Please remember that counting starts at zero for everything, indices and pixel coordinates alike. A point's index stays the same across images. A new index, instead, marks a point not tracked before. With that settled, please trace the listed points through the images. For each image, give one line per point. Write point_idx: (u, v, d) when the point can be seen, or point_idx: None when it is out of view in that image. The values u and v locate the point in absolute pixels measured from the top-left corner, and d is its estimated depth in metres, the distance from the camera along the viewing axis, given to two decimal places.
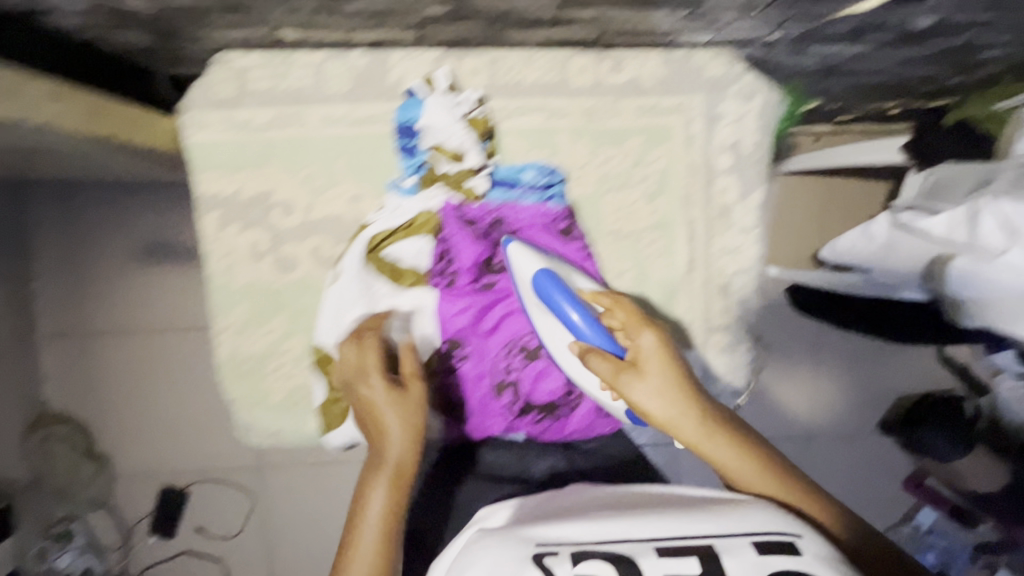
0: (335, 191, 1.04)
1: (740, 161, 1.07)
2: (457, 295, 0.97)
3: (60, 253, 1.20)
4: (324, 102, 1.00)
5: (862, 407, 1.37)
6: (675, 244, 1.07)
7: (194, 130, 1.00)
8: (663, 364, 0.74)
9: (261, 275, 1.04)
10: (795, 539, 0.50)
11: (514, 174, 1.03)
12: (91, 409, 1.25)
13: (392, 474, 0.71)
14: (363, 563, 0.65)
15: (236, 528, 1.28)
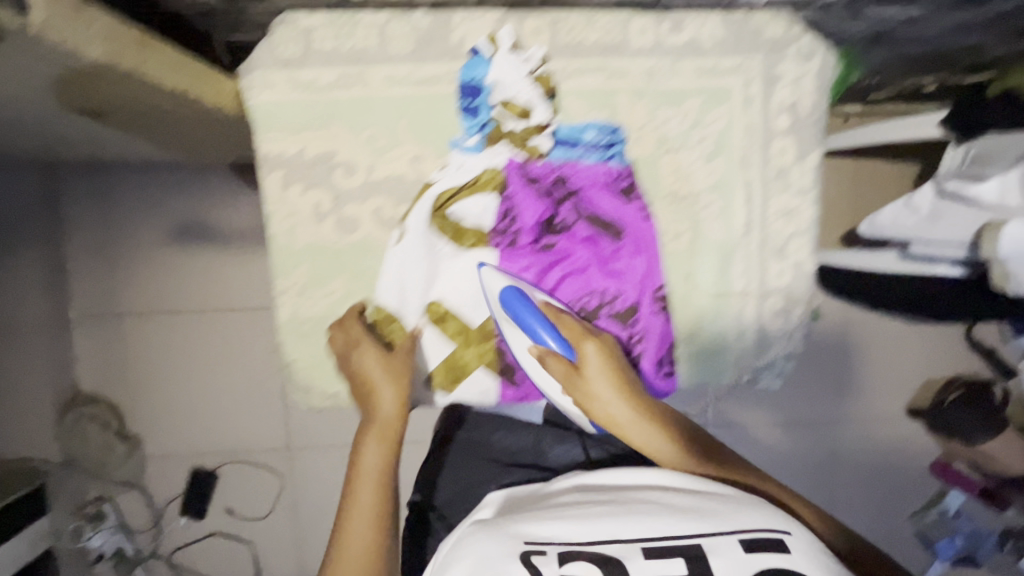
0: (400, 154, 0.81)
1: (800, 121, 0.83)
2: (516, 258, 0.82)
3: (93, 234, 1.20)
4: (387, 60, 0.77)
5: (887, 391, 1.37)
6: (732, 211, 0.85)
7: (261, 90, 0.76)
8: (606, 369, 0.70)
9: (325, 241, 0.82)
10: (784, 536, 0.45)
11: (579, 130, 0.82)
12: (122, 391, 1.25)
13: (381, 437, 0.69)
14: (360, 522, 0.61)
15: (265, 511, 1.28)
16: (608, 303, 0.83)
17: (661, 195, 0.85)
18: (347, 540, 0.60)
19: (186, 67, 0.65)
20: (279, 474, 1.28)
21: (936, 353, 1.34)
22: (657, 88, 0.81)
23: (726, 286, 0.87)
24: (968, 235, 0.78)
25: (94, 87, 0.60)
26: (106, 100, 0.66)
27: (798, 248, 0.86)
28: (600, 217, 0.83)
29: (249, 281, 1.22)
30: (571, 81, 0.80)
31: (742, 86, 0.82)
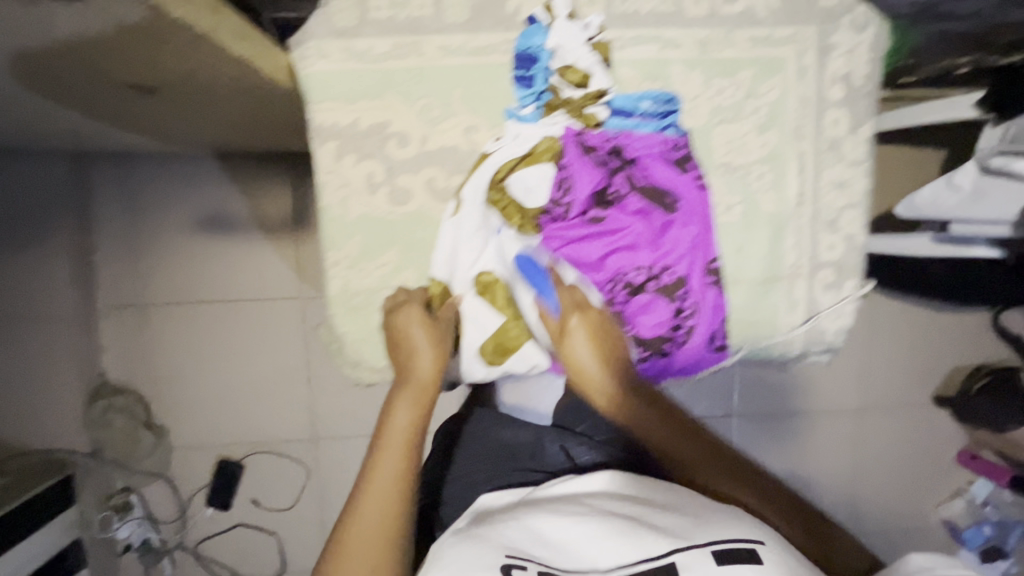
0: (452, 125, 0.79)
1: (854, 93, 0.81)
2: (564, 228, 0.75)
3: (119, 223, 1.20)
4: (440, 30, 0.77)
5: (921, 380, 1.33)
6: (786, 178, 0.81)
7: (316, 60, 0.75)
8: (593, 337, 0.71)
9: (374, 214, 0.80)
10: (756, 546, 0.47)
11: (635, 99, 0.78)
12: (146, 381, 1.24)
13: (415, 399, 0.66)
14: (373, 488, 0.56)
15: (290, 501, 1.28)
16: (655, 277, 0.75)
17: (713, 166, 0.81)
18: (367, 496, 0.56)
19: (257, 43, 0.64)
20: (304, 463, 1.27)
21: (968, 342, 1.30)
22: (709, 60, 0.79)
23: (777, 263, 0.83)
24: (1013, 215, 0.75)
25: (156, 63, 0.54)
26: (150, 78, 0.58)
27: (848, 222, 0.83)
28: (655, 187, 0.76)
29: (279, 270, 1.22)
30: (626, 50, 0.79)
31: (794, 58, 0.79)
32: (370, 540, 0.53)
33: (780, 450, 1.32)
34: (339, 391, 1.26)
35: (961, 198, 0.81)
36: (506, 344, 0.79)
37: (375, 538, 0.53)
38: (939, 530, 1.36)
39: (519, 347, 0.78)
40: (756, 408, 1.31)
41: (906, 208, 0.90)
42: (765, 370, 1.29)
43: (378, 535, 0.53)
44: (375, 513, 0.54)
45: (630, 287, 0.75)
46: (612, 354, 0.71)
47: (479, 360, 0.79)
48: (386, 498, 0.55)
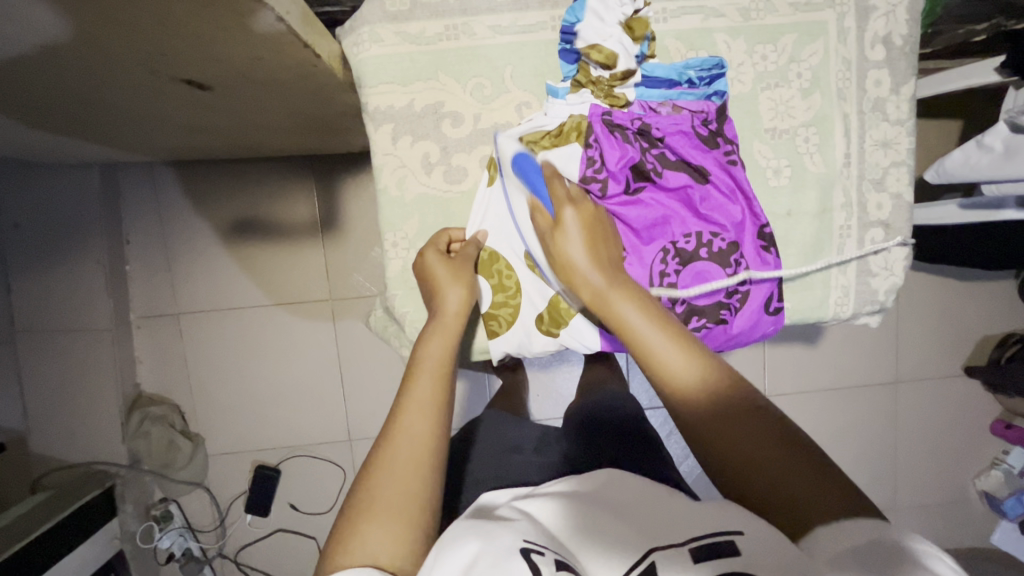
0: (504, 103, 0.74)
1: (906, 47, 0.73)
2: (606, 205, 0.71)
3: (152, 235, 1.22)
4: (489, 9, 0.72)
5: (952, 350, 1.32)
6: (834, 145, 0.74)
7: (370, 46, 0.70)
8: (586, 233, 0.64)
9: (432, 194, 0.75)
10: (734, 536, 0.41)
11: (681, 67, 0.71)
12: (182, 389, 1.25)
13: (445, 336, 0.61)
14: (407, 435, 0.51)
15: (328, 505, 1.28)
16: (706, 243, 0.71)
17: (761, 134, 0.74)
18: (395, 437, 0.51)
19: (325, 39, 0.64)
20: (340, 465, 1.27)
21: (993, 311, 1.31)
22: (754, 27, 0.73)
23: (824, 223, 0.75)
24: None
25: (219, 43, 0.54)
26: (209, 62, 0.58)
27: (895, 181, 0.75)
28: (690, 163, 0.72)
29: (308, 273, 1.23)
30: (669, 22, 0.72)
31: (836, 18, 0.72)
32: (406, 480, 0.48)
33: (811, 429, 1.32)
34: (372, 391, 1.26)
35: (994, 158, 0.79)
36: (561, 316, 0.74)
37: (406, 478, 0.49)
38: (977, 501, 1.36)
39: (571, 320, 0.73)
40: (786, 387, 1.31)
41: (935, 172, 0.90)
42: (795, 347, 1.30)
43: (410, 474, 0.49)
44: (407, 454, 0.50)
45: (679, 252, 0.71)
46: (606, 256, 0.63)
47: (536, 333, 0.76)
48: (420, 441, 0.51)
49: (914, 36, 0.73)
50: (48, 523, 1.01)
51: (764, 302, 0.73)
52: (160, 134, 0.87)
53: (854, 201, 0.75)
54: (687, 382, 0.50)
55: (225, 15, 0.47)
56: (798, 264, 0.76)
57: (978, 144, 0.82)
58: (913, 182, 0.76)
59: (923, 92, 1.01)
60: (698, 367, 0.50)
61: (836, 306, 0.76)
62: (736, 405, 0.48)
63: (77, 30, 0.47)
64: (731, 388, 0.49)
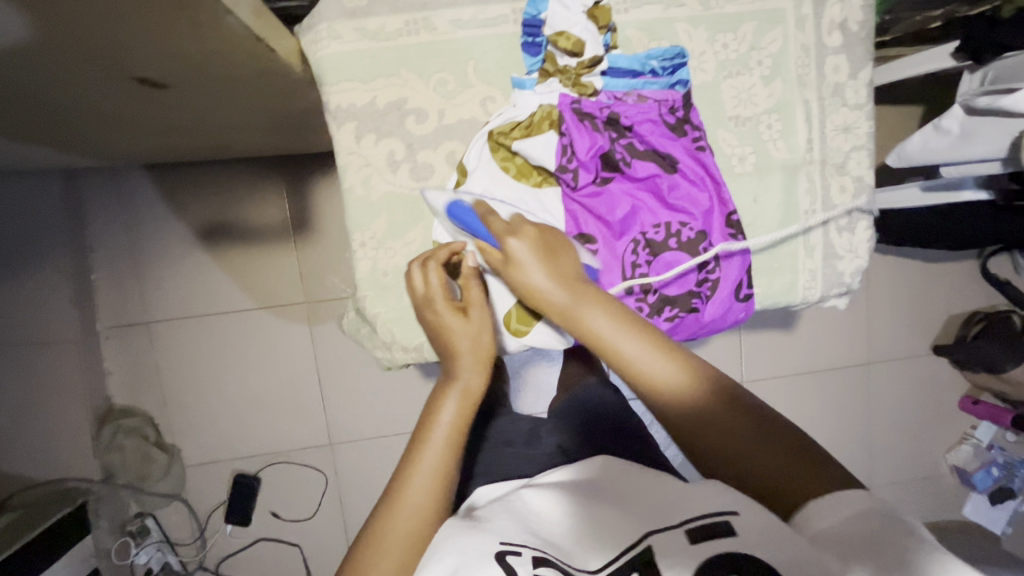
0: (469, 97, 0.74)
1: (862, 35, 0.74)
2: (579, 197, 0.72)
3: (117, 242, 1.19)
4: (450, 4, 0.71)
5: (921, 329, 1.36)
6: (795, 132, 0.75)
7: (329, 42, 0.69)
8: (541, 258, 0.56)
9: (399, 192, 0.74)
10: (730, 517, 0.43)
11: (643, 57, 0.72)
12: (154, 400, 1.22)
13: (461, 401, 0.57)
14: (409, 516, 0.50)
15: (311, 511, 1.26)
16: (675, 233, 0.71)
17: (725, 122, 0.75)
18: (397, 514, 0.50)
19: (281, 36, 0.62)
20: (322, 471, 1.26)
21: (957, 289, 1.35)
22: (714, 16, 0.73)
23: (790, 209, 0.76)
24: (1003, 150, 0.75)
25: (172, 42, 0.52)
26: (162, 61, 0.56)
27: (856, 165, 0.77)
28: (655, 153, 0.72)
29: (282, 276, 1.21)
30: (630, 12, 0.72)
31: (793, 6, 0.73)
32: (402, 559, 0.48)
33: (789, 414, 1.35)
34: (351, 393, 1.25)
35: (951, 141, 0.81)
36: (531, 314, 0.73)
37: (406, 550, 0.49)
38: (949, 476, 1.41)
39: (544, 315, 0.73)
40: (763, 373, 1.33)
41: (897, 157, 0.91)
42: (770, 333, 1.32)
43: (411, 552, 0.49)
44: (406, 531, 0.49)
45: (650, 240, 0.71)
46: (568, 268, 0.56)
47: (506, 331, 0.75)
48: (422, 517, 0.50)
49: (869, 21, 0.74)
50: (27, 538, 0.98)
51: (734, 288, 0.74)
52: (119, 136, 0.83)
53: (818, 183, 0.76)
54: (723, 429, 0.47)
55: (173, 11, 0.46)
56: (766, 251, 0.76)
57: (936, 127, 0.83)
58: (874, 165, 0.77)
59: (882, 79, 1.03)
60: (710, 403, 0.48)
61: (805, 290, 0.77)
62: (722, 404, 0.48)
63: (18, 36, 0.45)
64: (737, 400, 0.48)
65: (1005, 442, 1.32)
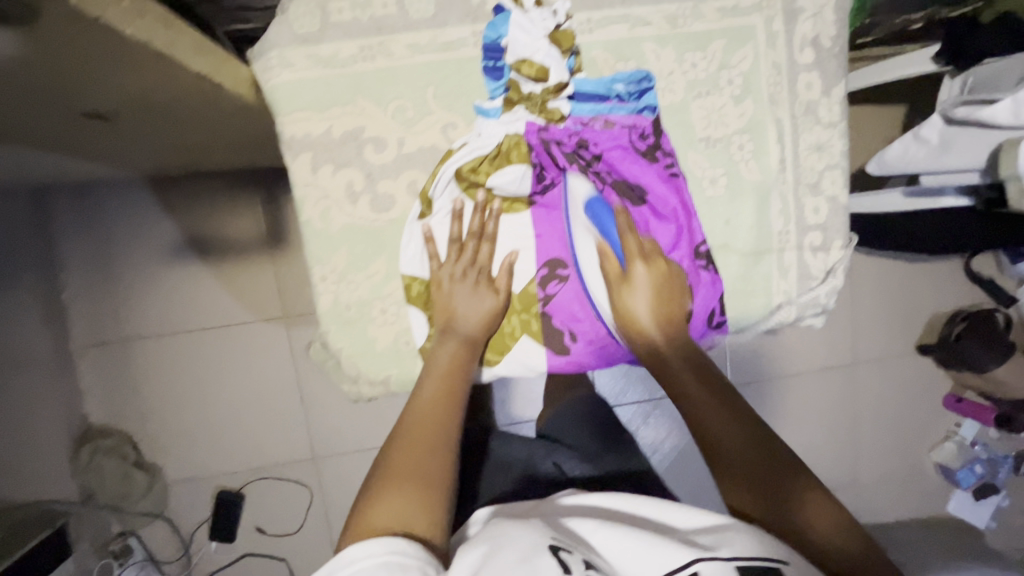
0: (429, 125, 0.72)
1: (834, 51, 0.72)
2: (552, 224, 0.74)
3: (86, 259, 1.16)
4: (407, 27, 0.68)
5: (906, 330, 1.36)
6: (767, 151, 0.74)
7: (280, 71, 0.67)
8: (654, 290, 0.70)
9: (360, 224, 0.72)
10: (781, 565, 0.45)
11: (609, 81, 0.71)
12: (131, 419, 1.20)
13: (460, 344, 0.66)
14: (419, 415, 0.57)
15: (296, 525, 1.24)
16: None
17: (695, 143, 0.74)
18: (413, 423, 0.56)
19: (225, 63, 0.58)
20: (307, 485, 1.24)
21: (940, 290, 1.35)
22: (681, 34, 0.71)
23: (763, 230, 0.75)
24: (981, 162, 0.74)
25: (104, 79, 0.49)
26: (94, 95, 0.52)
27: (830, 184, 0.75)
28: (626, 181, 0.73)
29: (258, 290, 1.19)
30: (595, 32, 0.70)
31: (763, 22, 0.71)
32: (419, 459, 0.53)
33: (775, 418, 1.34)
34: (334, 407, 1.23)
35: (929, 150, 0.80)
36: (503, 345, 0.73)
37: (418, 453, 0.53)
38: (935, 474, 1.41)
39: (515, 345, 0.74)
40: (748, 379, 1.32)
41: (877, 165, 0.91)
42: (754, 338, 1.32)
43: (422, 454, 0.53)
44: (416, 438, 0.55)
45: None
46: (670, 311, 0.71)
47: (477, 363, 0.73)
48: (430, 423, 0.56)
49: (842, 36, 0.72)
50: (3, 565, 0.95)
51: (708, 316, 0.74)
52: (74, 156, 0.80)
53: (792, 202, 0.75)
54: (760, 461, 0.54)
55: (95, 51, 0.43)
56: (738, 275, 0.76)
57: (915, 135, 0.83)
58: (848, 184, 0.76)
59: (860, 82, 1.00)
60: (743, 437, 0.56)
61: (779, 312, 0.77)
62: (732, 420, 0.58)
63: None
64: (769, 445, 0.55)
65: (988, 438, 1.34)
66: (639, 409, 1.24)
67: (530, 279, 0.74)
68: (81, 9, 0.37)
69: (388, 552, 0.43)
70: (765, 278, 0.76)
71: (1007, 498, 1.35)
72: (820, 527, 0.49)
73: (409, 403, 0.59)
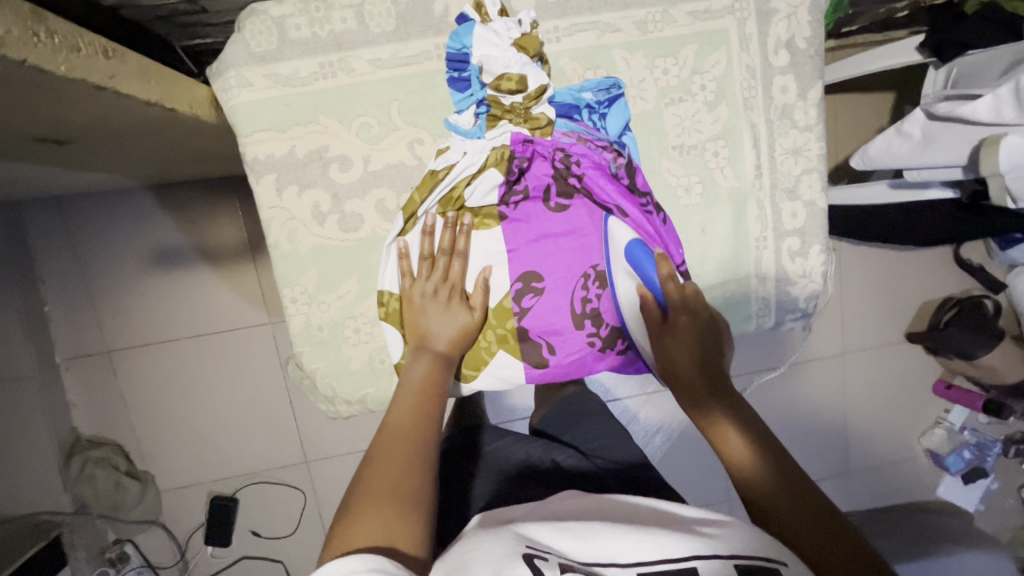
0: (395, 141, 0.71)
1: (808, 52, 0.71)
2: (529, 234, 0.73)
3: (68, 272, 1.16)
4: (367, 42, 0.68)
5: (897, 318, 1.36)
6: (742, 157, 0.74)
7: (238, 91, 0.67)
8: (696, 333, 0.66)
9: (327, 244, 0.72)
10: (779, 566, 0.42)
11: (577, 90, 0.70)
12: (122, 427, 1.20)
13: (433, 364, 0.64)
14: (389, 433, 0.55)
15: (291, 528, 1.25)
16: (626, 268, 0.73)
17: (669, 151, 0.74)
18: (384, 443, 0.54)
19: (163, 79, 0.57)
20: (299, 488, 1.25)
21: (930, 278, 1.35)
22: (652, 40, 0.70)
23: (739, 239, 0.76)
24: (963, 158, 0.72)
25: (54, 113, 0.50)
26: (47, 125, 0.52)
27: (808, 189, 0.75)
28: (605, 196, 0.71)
29: (243, 298, 1.18)
30: (562, 41, 0.70)
31: (736, 25, 0.71)
32: (395, 479, 0.50)
33: (767, 411, 1.35)
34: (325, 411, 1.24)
35: (912, 145, 0.80)
36: (480, 358, 0.74)
37: (392, 467, 0.51)
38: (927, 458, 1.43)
39: (492, 358, 0.74)
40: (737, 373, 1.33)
41: (861, 160, 0.90)
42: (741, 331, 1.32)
43: (396, 469, 0.51)
44: (392, 454, 0.52)
45: (589, 274, 0.73)
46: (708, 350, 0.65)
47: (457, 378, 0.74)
48: (402, 443, 0.54)
49: (817, 38, 0.71)
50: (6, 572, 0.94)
51: None
52: (42, 172, 0.78)
53: (767, 208, 0.75)
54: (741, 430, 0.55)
55: (28, 90, 0.42)
56: (715, 282, 0.77)
57: (898, 130, 0.83)
58: (826, 187, 0.76)
59: (838, 76, 0.98)
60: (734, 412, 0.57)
61: (757, 318, 0.78)
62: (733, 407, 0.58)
63: None
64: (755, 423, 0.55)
65: (977, 423, 1.36)
66: (629, 408, 1.24)
67: (506, 292, 0.73)
68: (2, 53, 0.36)
69: (368, 570, 0.39)
70: (744, 286, 0.77)
71: (995, 481, 1.36)
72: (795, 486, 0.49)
73: (384, 423, 0.56)
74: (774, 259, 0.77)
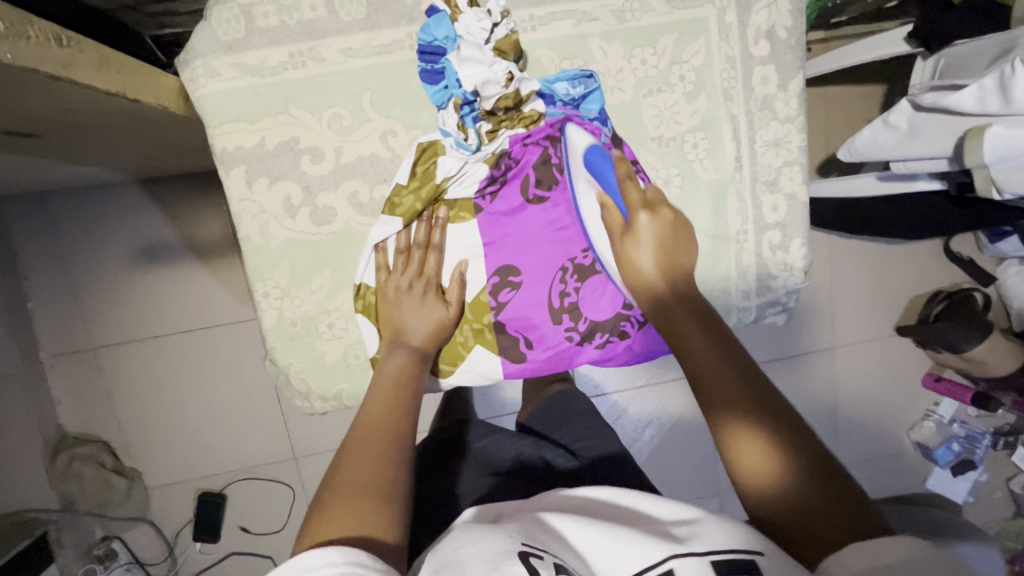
0: (367, 133, 0.71)
1: (788, 42, 0.70)
2: (506, 225, 0.72)
3: (51, 268, 1.14)
4: (338, 31, 0.67)
5: (886, 312, 1.35)
6: (721, 149, 0.73)
7: (206, 81, 0.66)
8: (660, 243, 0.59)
9: (300, 238, 0.72)
10: (754, 556, 0.41)
11: (552, 80, 0.70)
12: (108, 424, 1.19)
13: (408, 359, 0.64)
14: (362, 429, 0.54)
15: (280, 524, 1.24)
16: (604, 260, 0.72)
17: (647, 143, 0.73)
18: (353, 442, 0.53)
19: (124, 70, 0.56)
20: (287, 484, 1.24)
21: (920, 271, 1.35)
22: (629, 29, 0.69)
23: (719, 231, 0.75)
24: (948, 150, 0.72)
25: (11, 104, 0.49)
26: (6, 118, 0.51)
27: (789, 181, 0.74)
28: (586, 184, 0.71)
29: (228, 293, 1.17)
30: (538, 30, 0.69)
31: (715, 14, 0.70)
32: (371, 476, 0.49)
33: None
34: None
35: (899, 137, 0.78)
36: (456, 354, 0.73)
37: (366, 464, 0.50)
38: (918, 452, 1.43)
39: (468, 354, 0.73)
40: None
41: (847, 152, 0.88)
42: None
43: (370, 465, 0.50)
44: (367, 450, 0.51)
45: (567, 267, 0.73)
46: (679, 265, 0.59)
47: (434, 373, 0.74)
48: (376, 440, 0.53)
49: (798, 27, 0.70)
50: None
51: None
52: (19, 167, 0.77)
53: (748, 200, 0.74)
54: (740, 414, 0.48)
55: None
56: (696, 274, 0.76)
57: (885, 121, 0.81)
58: (807, 180, 0.75)
59: (824, 68, 0.97)
60: (727, 384, 0.50)
61: (739, 312, 0.78)
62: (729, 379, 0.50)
63: None
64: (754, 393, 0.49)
65: (967, 415, 1.38)
66: (617, 403, 1.23)
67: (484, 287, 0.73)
68: None
69: (346, 563, 0.39)
70: (726, 279, 0.76)
71: (983, 474, 1.37)
72: (802, 485, 0.44)
73: (356, 421, 0.55)
74: (755, 252, 0.76)
